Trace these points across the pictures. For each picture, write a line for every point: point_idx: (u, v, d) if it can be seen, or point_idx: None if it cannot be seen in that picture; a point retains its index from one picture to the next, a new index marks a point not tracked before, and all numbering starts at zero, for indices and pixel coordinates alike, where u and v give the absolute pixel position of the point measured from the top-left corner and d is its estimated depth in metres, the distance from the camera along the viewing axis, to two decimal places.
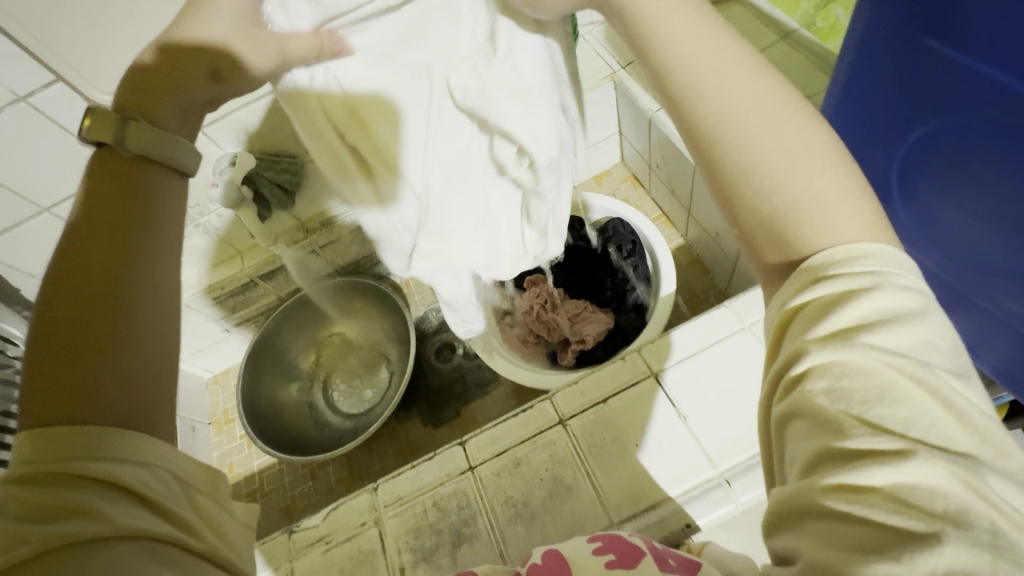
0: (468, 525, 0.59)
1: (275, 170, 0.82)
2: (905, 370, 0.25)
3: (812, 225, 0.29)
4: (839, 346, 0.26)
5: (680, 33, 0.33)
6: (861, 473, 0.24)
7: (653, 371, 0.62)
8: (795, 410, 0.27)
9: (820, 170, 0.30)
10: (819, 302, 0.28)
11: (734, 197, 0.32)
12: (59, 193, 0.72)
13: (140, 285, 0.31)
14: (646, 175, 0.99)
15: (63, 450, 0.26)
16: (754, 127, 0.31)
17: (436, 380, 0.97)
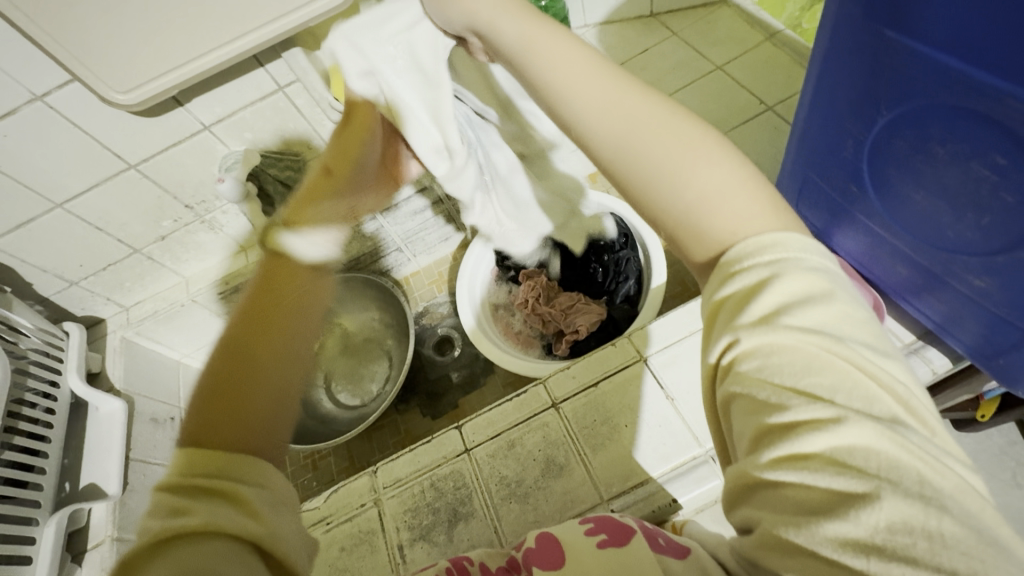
0: (464, 504, 0.61)
1: (278, 167, 0.83)
2: (823, 345, 0.27)
3: (712, 220, 0.33)
4: (762, 329, 0.28)
5: (574, 75, 0.39)
6: (799, 444, 0.25)
7: (643, 355, 0.65)
8: (733, 392, 0.28)
9: (709, 168, 0.33)
10: (739, 291, 0.30)
11: (649, 208, 0.36)
12: (72, 190, 0.75)
13: (285, 349, 0.40)
14: None
15: (199, 466, 0.34)
16: (648, 145, 0.35)
17: (435, 372, 1.00)
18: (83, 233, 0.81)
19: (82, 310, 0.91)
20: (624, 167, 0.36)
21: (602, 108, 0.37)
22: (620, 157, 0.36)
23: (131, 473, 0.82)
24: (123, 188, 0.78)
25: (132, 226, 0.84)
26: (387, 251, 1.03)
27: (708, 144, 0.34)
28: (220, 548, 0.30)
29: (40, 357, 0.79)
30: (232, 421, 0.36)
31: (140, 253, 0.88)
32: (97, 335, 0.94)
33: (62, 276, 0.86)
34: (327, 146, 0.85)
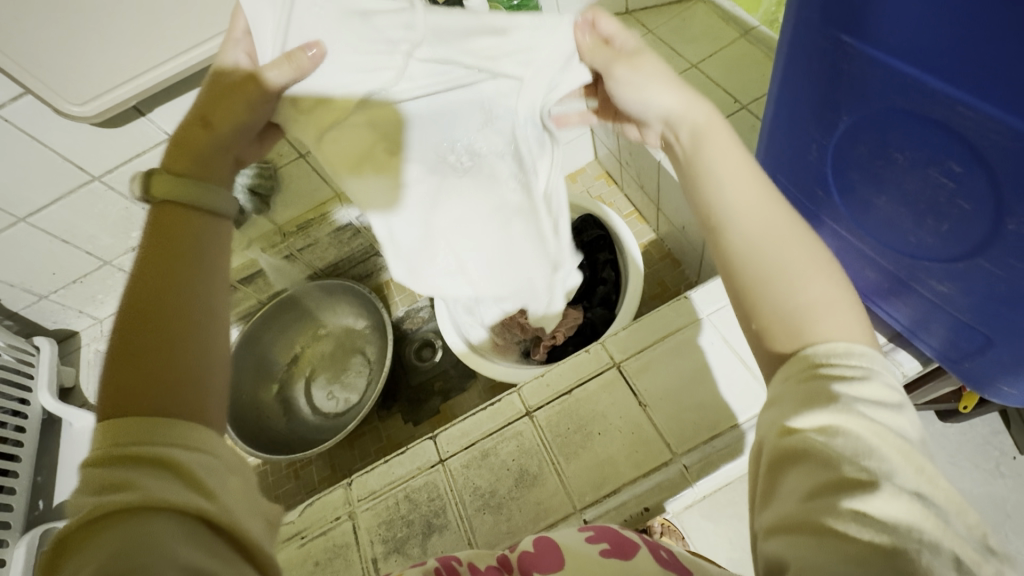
0: (438, 516, 0.61)
1: (248, 176, 0.83)
2: (890, 441, 0.29)
3: (812, 322, 0.34)
4: (839, 410, 0.31)
5: (730, 160, 0.40)
6: (857, 506, 0.27)
7: (616, 361, 0.64)
8: (795, 451, 0.31)
9: (828, 283, 0.35)
10: (816, 375, 0.33)
11: (753, 300, 0.37)
12: (34, 204, 0.74)
13: (189, 304, 0.36)
14: (617, 173, 1.01)
15: (120, 437, 0.30)
16: (780, 244, 0.36)
17: (417, 378, 0.99)
18: (49, 247, 0.80)
19: (54, 323, 0.90)
20: (750, 262, 0.37)
21: (748, 199, 0.38)
22: (749, 248, 0.37)
23: None
24: (87, 200, 0.76)
25: (101, 238, 0.82)
26: (365, 256, 1.02)
27: (824, 258, 0.37)
28: (161, 526, 0.26)
29: (8, 374, 0.77)
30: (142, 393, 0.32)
31: (111, 265, 0.87)
32: (70, 349, 0.92)
33: (30, 290, 0.84)
34: (298, 152, 0.84)
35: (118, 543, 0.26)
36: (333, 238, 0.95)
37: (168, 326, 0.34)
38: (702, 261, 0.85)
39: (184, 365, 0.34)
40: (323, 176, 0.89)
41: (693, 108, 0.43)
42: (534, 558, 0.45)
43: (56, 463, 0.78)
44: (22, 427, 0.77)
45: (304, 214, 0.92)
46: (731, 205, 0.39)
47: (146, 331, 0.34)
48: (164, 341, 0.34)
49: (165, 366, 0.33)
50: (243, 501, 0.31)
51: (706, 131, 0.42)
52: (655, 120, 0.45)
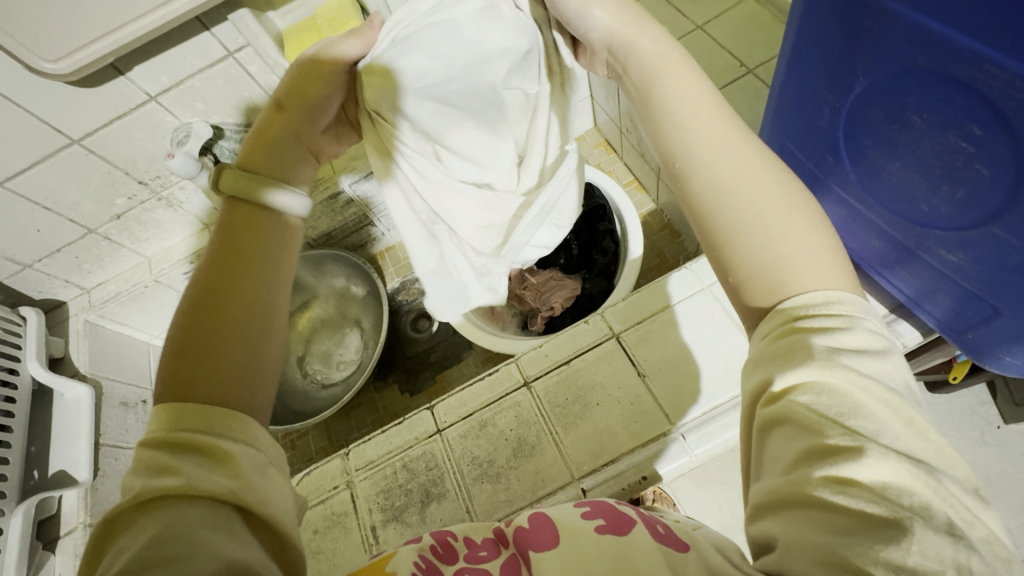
0: (436, 485, 0.61)
1: (236, 140, 0.78)
2: (876, 395, 0.29)
3: (790, 270, 0.34)
4: (822, 370, 0.30)
5: (681, 103, 0.40)
6: (841, 471, 0.27)
7: (615, 332, 0.64)
8: (777, 417, 0.30)
9: (804, 227, 0.35)
10: (800, 333, 0.32)
11: (727, 253, 0.37)
12: (10, 167, 0.70)
13: (253, 302, 0.37)
14: (618, 140, 0.99)
15: (172, 423, 0.31)
16: (748, 189, 0.36)
17: (413, 349, 0.99)
18: (30, 213, 0.77)
19: (40, 293, 0.88)
20: (723, 213, 0.36)
21: (715, 146, 0.37)
22: (715, 199, 0.37)
23: (102, 459, 0.80)
24: (67, 164, 0.73)
25: (83, 205, 0.79)
26: (359, 225, 0.99)
27: (797, 199, 0.36)
28: (202, 514, 0.27)
29: None
30: (206, 362, 0.34)
31: (95, 233, 0.84)
32: (58, 319, 0.91)
33: (13, 259, 0.82)
34: None
35: (163, 526, 0.27)
36: (325, 207, 0.92)
37: (238, 316, 0.36)
38: None
39: (244, 359, 0.35)
40: None
41: (640, 40, 0.42)
42: (531, 534, 0.44)
43: (50, 434, 0.78)
44: (12, 397, 0.76)
45: None
46: (695, 154, 0.38)
47: (209, 322, 0.35)
48: (233, 321, 0.36)
49: (229, 351, 0.35)
50: (282, 494, 0.32)
51: (658, 73, 0.41)
52: (599, 41, 0.44)
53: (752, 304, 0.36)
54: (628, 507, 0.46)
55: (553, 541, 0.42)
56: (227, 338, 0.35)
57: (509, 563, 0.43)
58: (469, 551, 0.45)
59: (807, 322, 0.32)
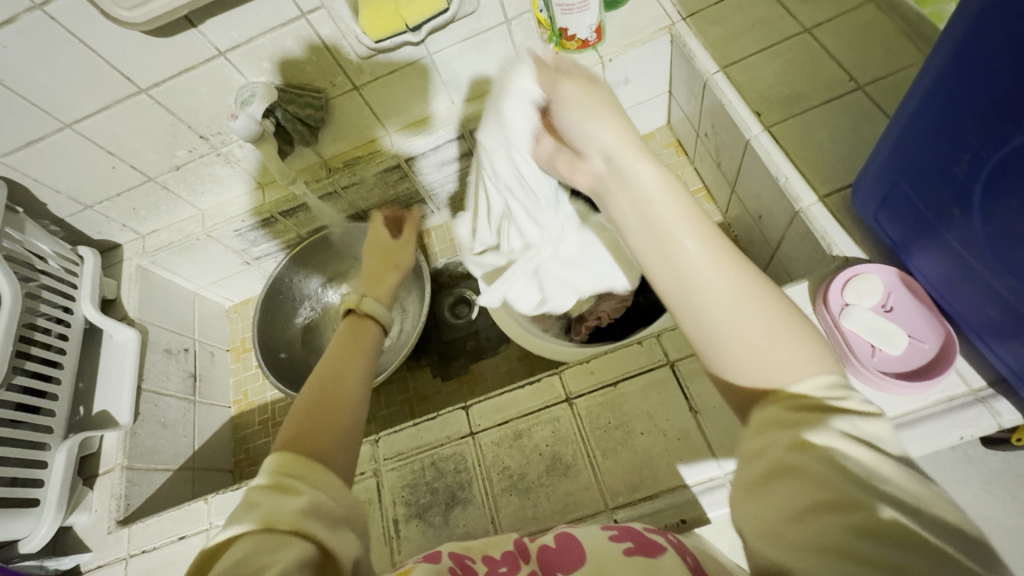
0: (463, 488, 0.59)
1: (299, 104, 0.76)
2: (901, 476, 0.28)
3: (771, 347, 0.34)
4: (808, 424, 0.31)
5: (648, 206, 0.40)
6: (867, 522, 0.26)
7: (670, 359, 0.60)
8: (819, 510, 0.27)
9: (793, 341, 0.35)
10: (818, 402, 0.32)
11: (731, 346, 0.35)
12: (80, 110, 0.70)
13: (353, 392, 0.49)
14: (692, 143, 0.92)
15: (281, 466, 0.39)
16: (733, 303, 0.36)
17: (449, 335, 0.97)
18: (94, 157, 0.77)
19: (98, 233, 0.90)
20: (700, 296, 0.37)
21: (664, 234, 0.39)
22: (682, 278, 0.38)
23: (142, 404, 0.82)
24: (133, 113, 0.73)
25: (145, 153, 0.79)
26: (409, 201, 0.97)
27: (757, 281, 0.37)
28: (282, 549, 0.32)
29: (54, 281, 0.78)
30: (318, 429, 0.43)
31: (155, 181, 0.84)
32: (113, 261, 0.93)
33: (76, 199, 0.83)
34: (352, 84, 0.78)
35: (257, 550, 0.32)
36: (379, 180, 0.90)
37: (341, 397, 0.47)
38: (771, 258, 0.77)
39: (344, 420, 0.45)
40: (375, 113, 0.83)
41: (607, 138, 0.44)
42: (560, 556, 0.42)
43: (98, 374, 0.81)
44: (65, 334, 0.77)
45: (353, 151, 0.87)
46: (640, 237, 0.41)
47: (324, 395, 0.47)
48: (336, 399, 0.47)
49: (333, 421, 0.45)
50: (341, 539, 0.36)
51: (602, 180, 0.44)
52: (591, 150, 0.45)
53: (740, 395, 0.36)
54: (657, 533, 0.43)
55: (577, 564, 0.40)
56: (336, 414, 0.45)
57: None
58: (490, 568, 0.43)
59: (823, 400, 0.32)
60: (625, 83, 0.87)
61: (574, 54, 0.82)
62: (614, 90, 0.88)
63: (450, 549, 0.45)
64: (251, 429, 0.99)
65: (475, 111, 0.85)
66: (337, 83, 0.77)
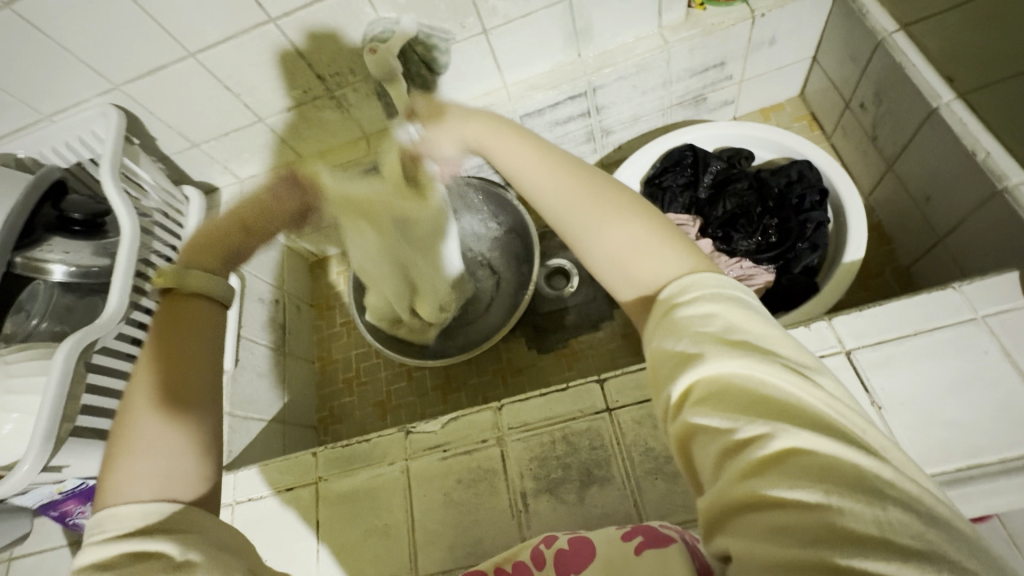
0: (600, 467, 0.55)
1: (427, 45, 0.72)
2: (761, 368, 0.28)
3: (619, 231, 0.38)
4: (676, 346, 0.31)
5: (515, 156, 0.46)
6: (760, 459, 0.25)
7: (846, 348, 0.52)
8: (721, 452, 0.26)
9: (634, 218, 0.38)
10: (689, 315, 0.32)
11: (593, 249, 0.40)
12: (205, 38, 0.67)
13: (202, 367, 0.41)
14: (834, 116, 0.84)
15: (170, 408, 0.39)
16: (583, 202, 0.40)
17: (546, 307, 0.92)
18: (210, 90, 0.74)
19: (200, 175, 0.88)
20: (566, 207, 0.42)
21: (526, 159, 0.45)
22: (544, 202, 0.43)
23: (241, 351, 0.81)
24: (257, 44, 0.69)
25: (261, 90, 0.76)
26: None
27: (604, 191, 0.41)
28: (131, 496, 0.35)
29: (162, 219, 0.76)
30: (175, 390, 0.40)
31: (264, 123, 0.81)
32: (213, 204, 0.91)
33: (185, 136, 0.81)
34: (482, 27, 0.72)
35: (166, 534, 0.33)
36: None
37: (184, 355, 0.41)
38: (936, 245, 0.69)
39: (199, 381, 0.41)
40: (497, 61, 0.77)
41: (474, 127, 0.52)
42: (569, 556, 0.42)
43: None
44: None
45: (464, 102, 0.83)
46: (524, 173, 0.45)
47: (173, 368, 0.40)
48: (182, 364, 0.41)
49: (181, 385, 0.40)
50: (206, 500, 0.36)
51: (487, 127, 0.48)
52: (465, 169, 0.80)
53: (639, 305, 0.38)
54: (673, 527, 0.41)
55: (587, 561, 0.41)
56: (187, 356, 0.41)
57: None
58: None
59: (686, 312, 0.32)
60: (771, 44, 0.79)
61: (722, 8, 0.75)
62: (756, 50, 0.80)
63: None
64: (335, 387, 0.97)
65: (603, 66, 0.79)
66: (466, 26, 0.72)
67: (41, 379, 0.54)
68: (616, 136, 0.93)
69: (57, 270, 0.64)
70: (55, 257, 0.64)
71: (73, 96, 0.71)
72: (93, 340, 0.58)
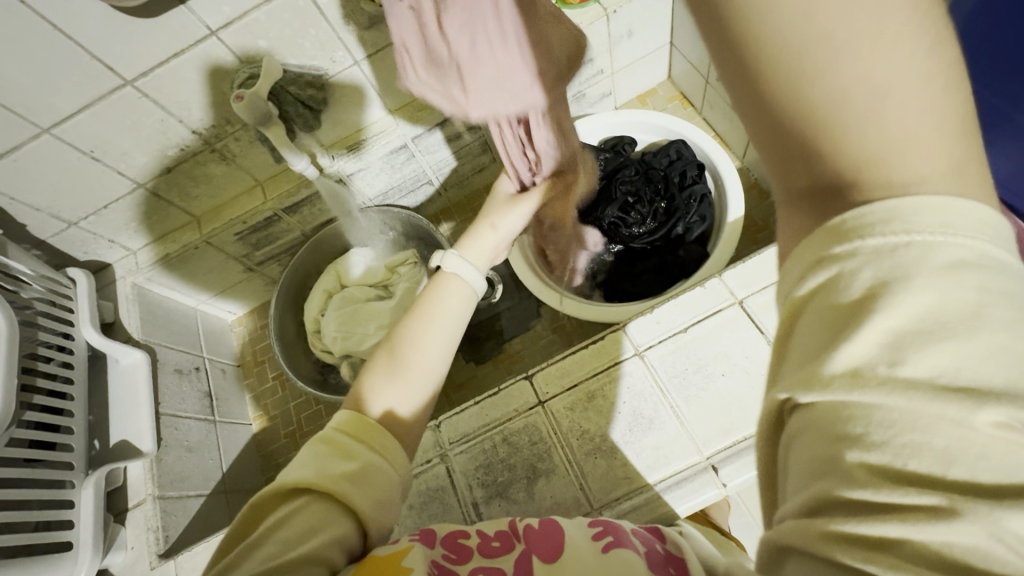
0: (543, 460, 0.56)
1: (300, 84, 0.72)
2: (937, 408, 0.18)
3: (868, 115, 0.20)
4: (838, 336, 0.20)
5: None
6: (890, 532, 0.18)
7: (738, 298, 0.57)
8: (826, 499, 0.19)
9: (893, 101, 0.20)
10: (870, 272, 0.20)
11: (800, 137, 0.21)
12: (59, 111, 0.64)
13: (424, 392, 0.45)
14: (699, 92, 0.92)
15: (353, 427, 0.40)
16: (854, 32, 0.19)
17: (476, 318, 0.93)
18: (77, 164, 0.70)
19: (85, 254, 0.82)
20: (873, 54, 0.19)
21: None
22: (796, 41, 0.19)
23: (163, 428, 0.76)
24: (120, 109, 0.66)
25: (135, 155, 0.73)
26: (418, 184, 0.95)
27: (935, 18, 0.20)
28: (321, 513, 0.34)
29: (46, 307, 0.70)
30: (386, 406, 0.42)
31: (145, 187, 0.77)
32: (106, 281, 0.85)
33: (58, 216, 0.76)
34: (354, 59, 0.73)
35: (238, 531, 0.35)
36: (386, 162, 0.86)
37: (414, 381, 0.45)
38: None
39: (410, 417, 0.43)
40: (378, 89, 0.79)
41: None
42: (547, 534, 0.40)
43: (109, 401, 0.74)
44: (70, 362, 0.71)
45: (353, 134, 0.83)
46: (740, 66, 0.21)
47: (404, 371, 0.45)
48: (402, 385, 0.44)
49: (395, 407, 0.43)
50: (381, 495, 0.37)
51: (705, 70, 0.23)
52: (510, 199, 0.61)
53: (817, 203, 0.22)
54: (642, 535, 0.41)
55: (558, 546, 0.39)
56: (404, 389, 0.44)
57: (520, 563, 0.38)
58: (481, 541, 0.41)
59: (855, 240, 0.21)
60: (629, 36, 0.85)
61: (577, 9, 0.80)
62: (618, 44, 0.86)
63: (444, 531, 0.41)
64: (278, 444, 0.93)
65: None
66: (339, 59, 0.72)
67: None
68: None
69: None
70: None
71: None
72: None
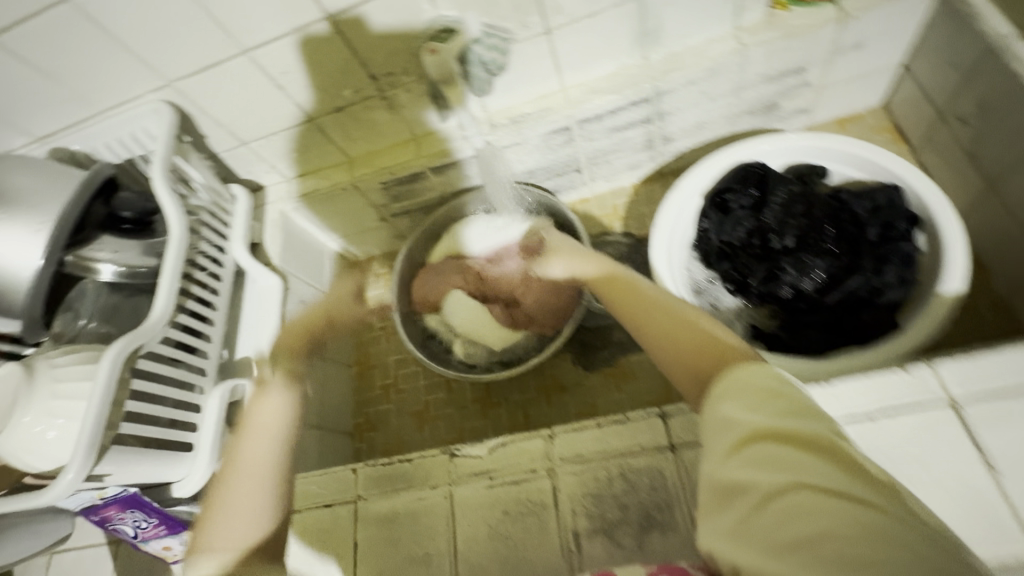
0: (662, 511, 0.51)
1: (485, 45, 0.67)
2: (827, 439, 0.35)
3: (675, 328, 0.48)
4: (733, 425, 0.37)
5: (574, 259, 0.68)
6: (793, 503, 0.31)
7: (954, 399, 0.47)
8: (763, 496, 0.33)
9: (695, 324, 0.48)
10: (743, 382, 0.40)
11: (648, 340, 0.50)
12: (261, 35, 0.65)
13: (253, 485, 0.55)
14: (924, 129, 0.77)
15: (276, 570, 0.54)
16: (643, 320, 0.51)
17: (594, 322, 0.87)
18: (262, 88, 0.72)
19: (246, 173, 0.86)
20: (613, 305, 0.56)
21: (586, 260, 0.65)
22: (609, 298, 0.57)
23: (282, 355, 0.79)
24: (312, 42, 0.66)
25: (313, 90, 0.73)
26: (567, 169, 0.89)
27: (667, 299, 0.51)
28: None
29: (210, 218, 0.75)
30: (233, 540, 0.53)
31: (313, 122, 0.79)
32: (258, 202, 0.90)
33: (234, 134, 0.79)
34: (545, 27, 0.68)
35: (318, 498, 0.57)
36: (542, 141, 0.81)
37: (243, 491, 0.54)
38: None
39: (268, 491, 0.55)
40: (559, 63, 0.73)
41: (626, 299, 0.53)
42: None
43: (242, 316, 0.79)
44: (219, 274, 0.75)
45: (519, 106, 0.79)
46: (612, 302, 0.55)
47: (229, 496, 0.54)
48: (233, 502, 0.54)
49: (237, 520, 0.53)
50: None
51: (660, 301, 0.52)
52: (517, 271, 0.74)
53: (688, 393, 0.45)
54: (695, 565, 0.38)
55: None
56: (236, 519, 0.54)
57: None
58: None
59: (745, 380, 0.40)
60: (859, 49, 0.72)
61: (809, 8, 0.68)
62: (841, 56, 0.73)
63: None
64: (372, 393, 0.95)
65: (671, 69, 0.73)
66: (530, 26, 0.67)
67: (86, 386, 0.52)
68: (677, 144, 0.87)
69: (105, 268, 0.63)
70: (103, 257, 0.63)
71: (125, 93, 0.70)
72: (138, 345, 0.56)
